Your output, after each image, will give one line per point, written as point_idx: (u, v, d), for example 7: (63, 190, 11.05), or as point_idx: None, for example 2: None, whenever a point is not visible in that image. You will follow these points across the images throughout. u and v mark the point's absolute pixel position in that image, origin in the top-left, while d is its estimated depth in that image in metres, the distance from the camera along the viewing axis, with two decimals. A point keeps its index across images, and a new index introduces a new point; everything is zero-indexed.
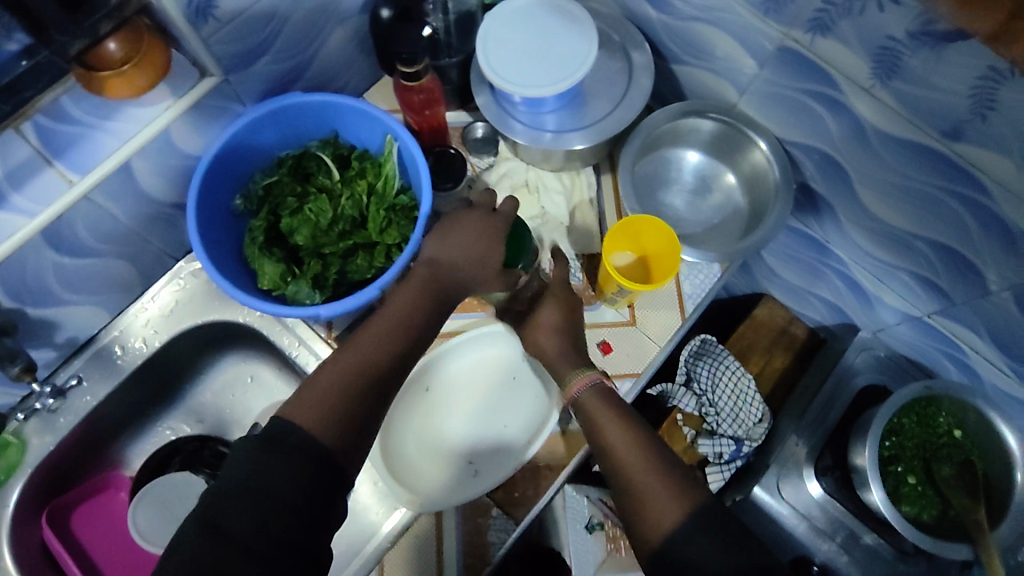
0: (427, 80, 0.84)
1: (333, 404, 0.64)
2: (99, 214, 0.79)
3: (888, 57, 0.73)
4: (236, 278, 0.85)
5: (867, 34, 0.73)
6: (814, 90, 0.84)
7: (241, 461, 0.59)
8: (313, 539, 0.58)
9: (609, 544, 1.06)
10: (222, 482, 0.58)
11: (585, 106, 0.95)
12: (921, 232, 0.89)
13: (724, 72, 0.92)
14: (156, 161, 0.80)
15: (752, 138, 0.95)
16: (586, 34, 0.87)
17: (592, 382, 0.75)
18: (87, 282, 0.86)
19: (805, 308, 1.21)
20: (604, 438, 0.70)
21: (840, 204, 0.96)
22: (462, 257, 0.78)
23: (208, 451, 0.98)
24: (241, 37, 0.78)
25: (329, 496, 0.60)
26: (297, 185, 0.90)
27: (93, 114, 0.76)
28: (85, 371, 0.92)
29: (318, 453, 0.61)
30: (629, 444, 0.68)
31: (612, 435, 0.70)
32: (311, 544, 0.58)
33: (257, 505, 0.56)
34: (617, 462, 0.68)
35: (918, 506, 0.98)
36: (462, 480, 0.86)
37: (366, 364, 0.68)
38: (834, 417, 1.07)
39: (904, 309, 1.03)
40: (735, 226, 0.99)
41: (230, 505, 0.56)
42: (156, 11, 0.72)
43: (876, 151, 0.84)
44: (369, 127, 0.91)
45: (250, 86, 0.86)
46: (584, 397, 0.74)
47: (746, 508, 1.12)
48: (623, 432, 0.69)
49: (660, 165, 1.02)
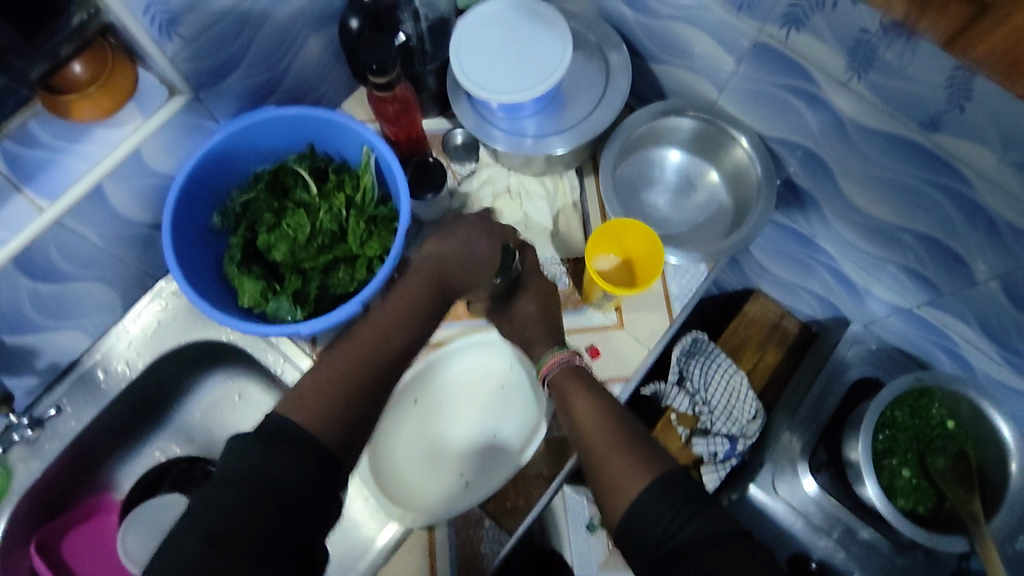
0: (401, 89, 0.83)
1: (336, 403, 0.64)
2: (72, 239, 0.78)
3: (863, 50, 0.72)
4: (215, 297, 0.84)
5: (841, 28, 0.72)
6: (792, 86, 0.83)
7: (241, 454, 0.56)
8: (311, 536, 0.57)
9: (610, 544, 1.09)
10: (221, 476, 0.55)
11: (564, 109, 0.94)
12: (905, 224, 0.88)
13: (702, 69, 0.91)
14: (128, 182, 0.79)
15: (734, 135, 0.94)
16: (560, 37, 0.86)
17: (563, 360, 0.78)
18: (65, 308, 0.85)
19: (796, 302, 1.21)
20: (577, 421, 0.71)
21: (825, 199, 0.96)
22: (452, 253, 0.80)
23: (198, 471, 0.97)
24: (208, 54, 0.76)
25: (329, 491, 0.59)
26: (274, 200, 0.89)
27: (62, 138, 0.75)
28: (68, 398, 0.91)
29: (317, 452, 0.60)
30: (596, 416, 0.70)
31: (581, 409, 0.71)
32: (309, 541, 0.56)
33: (259, 500, 0.54)
34: (585, 433, 0.69)
35: (913, 500, 0.97)
36: (454, 492, 0.85)
37: (365, 361, 0.68)
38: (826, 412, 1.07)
39: (894, 301, 1.02)
40: (720, 225, 0.98)
41: (225, 503, 0.54)
42: (117, 31, 0.71)
43: (856, 144, 0.83)
44: (345, 138, 0.90)
45: (222, 102, 0.85)
46: (556, 374, 0.77)
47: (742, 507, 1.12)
48: (591, 406, 0.71)
49: (645, 165, 1.01)
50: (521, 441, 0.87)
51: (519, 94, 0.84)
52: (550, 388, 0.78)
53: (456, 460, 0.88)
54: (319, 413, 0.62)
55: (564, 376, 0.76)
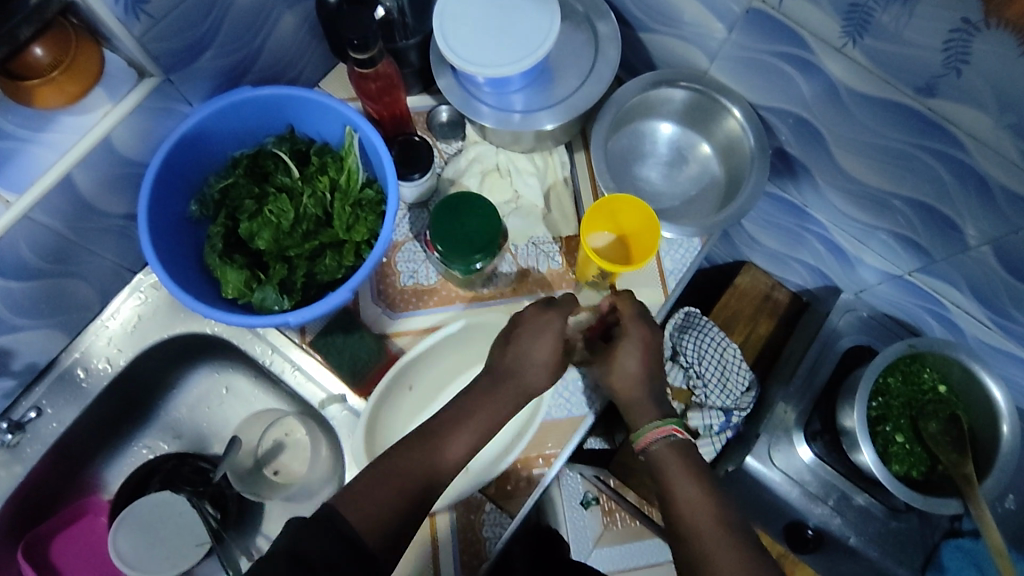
0: (383, 65, 0.80)
1: (383, 501, 0.66)
2: (42, 233, 0.74)
3: (858, 14, 0.70)
4: (198, 288, 0.81)
5: None
6: (785, 53, 0.81)
7: (291, 528, 0.60)
8: None
9: (605, 518, 1.16)
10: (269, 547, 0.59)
11: (552, 82, 0.91)
12: (897, 191, 0.88)
13: (692, 37, 0.89)
14: (99, 170, 0.75)
15: (726, 105, 0.92)
16: (547, 6, 0.82)
17: (668, 435, 0.76)
18: (39, 305, 0.81)
19: (788, 273, 1.21)
20: (677, 504, 0.71)
21: (817, 168, 0.94)
22: (536, 356, 0.75)
23: (188, 468, 0.94)
24: (179, 32, 0.72)
25: None
26: (254, 186, 0.85)
27: (26, 127, 0.71)
28: (49, 398, 0.88)
29: (357, 546, 0.62)
30: (697, 496, 0.71)
31: (681, 490, 0.72)
32: None
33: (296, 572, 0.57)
34: (679, 508, 0.71)
35: (907, 464, 0.98)
36: (454, 477, 0.84)
37: (421, 472, 0.69)
38: (820, 381, 1.07)
39: (885, 268, 1.03)
40: (713, 197, 0.97)
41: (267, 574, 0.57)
42: (78, 10, 0.66)
43: (849, 110, 0.82)
44: (326, 119, 0.86)
45: (195, 84, 0.80)
46: (658, 448, 0.75)
47: (739, 478, 1.12)
48: (694, 486, 0.72)
49: (632, 137, 0.98)
50: (520, 425, 0.85)
51: (503, 68, 0.81)
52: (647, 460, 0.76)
53: None
54: (371, 516, 0.64)
55: (667, 453, 0.75)
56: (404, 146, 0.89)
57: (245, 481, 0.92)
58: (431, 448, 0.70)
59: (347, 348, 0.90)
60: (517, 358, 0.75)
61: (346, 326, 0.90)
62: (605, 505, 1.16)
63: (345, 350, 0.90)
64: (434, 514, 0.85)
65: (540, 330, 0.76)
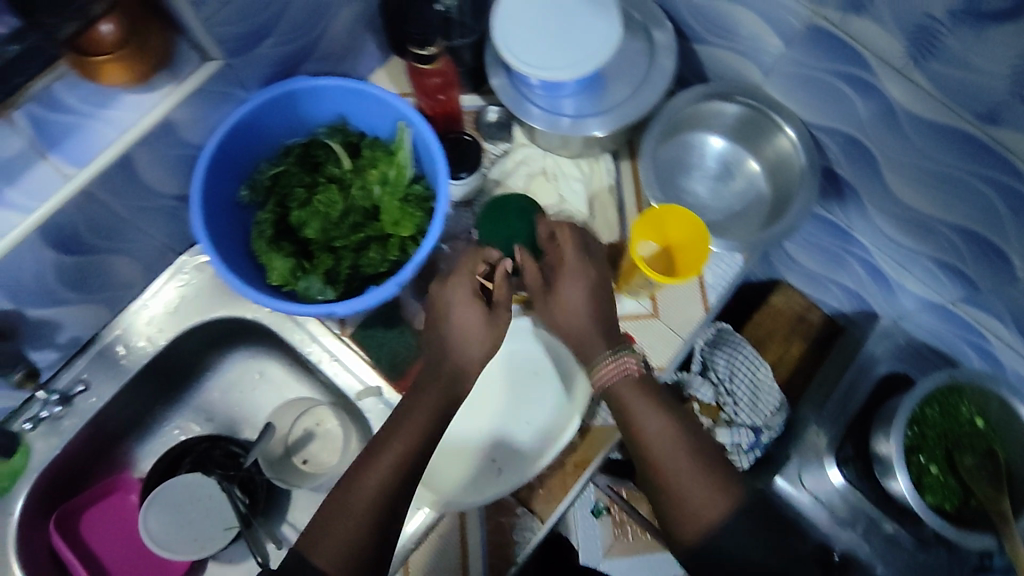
0: (443, 62, 0.81)
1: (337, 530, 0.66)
2: (98, 209, 0.75)
3: (927, 37, 0.69)
4: (244, 272, 0.81)
5: (905, 14, 0.69)
6: (845, 73, 0.80)
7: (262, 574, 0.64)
8: None
9: (616, 529, 1.14)
10: None
11: (604, 89, 0.91)
12: (947, 218, 0.87)
13: (748, 51, 0.89)
14: (156, 151, 0.76)
15: (779, 123, 0.91)
16: (608, 13, 0.82)
17: (622, 371, 0.73)
18: (87, 280, 0.82)
19: (824, 295, 1.20)
20: (644, 440, 0.70)
21: (866, 190, 0.94)
22: (459, 337, 0.75)
23: (219, 451, 0.95)
24: (245, 18, 0.73)
25: None
26: (306, 175, 0.86)
27: (88, 102, 0.71)
28: (89, 372, 0.89)
29: None
30: (664, 429, 0.70)
31: (650, 427, 0.70)
32: None
33: None
34: (652, 466, 0.69)
35: (941, 496, 0.96)
36: (487, 477, 0.84)
37: (374, 489, 0.68)
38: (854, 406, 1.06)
39: (927, 295, 1.01)
40: (758, 214, 0.96)
41: None
42: None
43: (906, 134, 0.81)
44: (380, 113, 0.87)
45: (254, 70, 0.81)
46: (619, 386, 0.72)
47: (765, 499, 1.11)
48: (660, 421, 0.70)
49: (686, 151, 0.98)
50: (556, 429, 0.86)
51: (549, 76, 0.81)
52: (607, 395, 0.74)
53: (488, 445, 0.87)
54: (328, 549, 0.65)
55: (628, 390, 0.72)
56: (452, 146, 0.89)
57: (275, 466, 0.94)
58: (387, 458, 0.70)
59: (386, 342, 0.90)
60: (441, 350, 0.75)
61: (386, 318, 0.90)
62: (616, 516, 1.14)
63: (382, 344, 0.89)
64: (465, 513, 0.85)
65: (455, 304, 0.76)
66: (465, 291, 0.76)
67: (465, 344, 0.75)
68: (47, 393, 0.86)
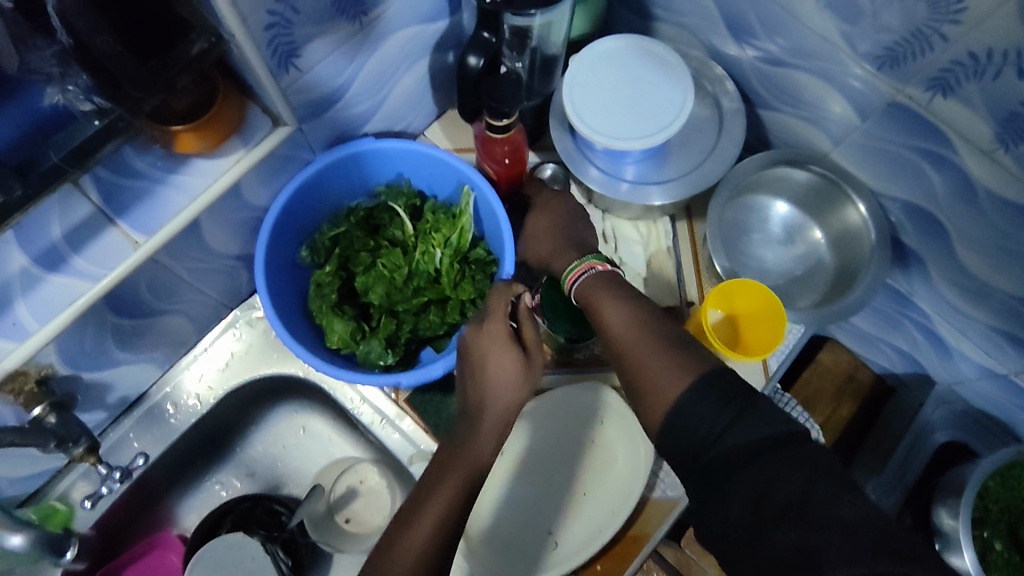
0: (514, 131, 0.80)
1: None
2: (162, 274, 0.73)
3: (1019, 122, 0.68)
4: (303, 336, 0.80)
5: (996, 98, 0.68)
6: (922, 148, 0.79)
7: None
8: None
9: None
10: None
11: (667, 157, 0.90)
12: (1019, 293, 0.85)
13: (817, 119, 0.88)
14: (222, 216, 0.74)
15: (849, 195, 0.90)
16: (679, 84, 0.82)
17: (587, 271, 0.76)
18: (144, 341, 0.80)
19: (874, 355, 1.16)
20: (608, 329, 0.70)
21: (932, 260, 0.91)
22: (495, 378, 0.69)
23: (261, 510, 0.91)
24: (320, 85, 0.72)
25: None
26: (369, 238, 0.84)
27: (158, 168, 0.70)
28: (137, 431, 0.87)
29: None
30: (628, 320, 0.69)
31: (611, 316, 0.70)
32: None
33: None
34: (617, 340, 0.69)
35: (1007, 574, 0.94)
36: (543, 552, 0.81)
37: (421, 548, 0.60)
38: None
39: (987, 364, 0.98)
40: (821, 282, 0.94)
41: None
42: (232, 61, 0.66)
43: (983, 210, 0.79)
44: (443, 175, 0.86)
45: (320, 133, 0.80)
46: (584, 283, 0.75)
47: None
48: (622, 311, 0.70)
49: (751, 215, 0.96)
50: (615, 502, 0.82)
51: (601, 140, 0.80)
52: (578, 297, 0.75)
53: (543, 517, 0.83)
54: None
55: (591, 284, 0.74)
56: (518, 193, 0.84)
57: (320, 526, 0.90)
58: (428, 513, 0.62)
59: (443, 407, 0.88)
60: (475, 396, 0.69)
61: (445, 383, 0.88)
62: None
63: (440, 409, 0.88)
64: None
65: (479, 349, 0.71)
66: (495, 336, 0.71)
67: (497, 408, 0.68)
68: (109, 469, 0.81)
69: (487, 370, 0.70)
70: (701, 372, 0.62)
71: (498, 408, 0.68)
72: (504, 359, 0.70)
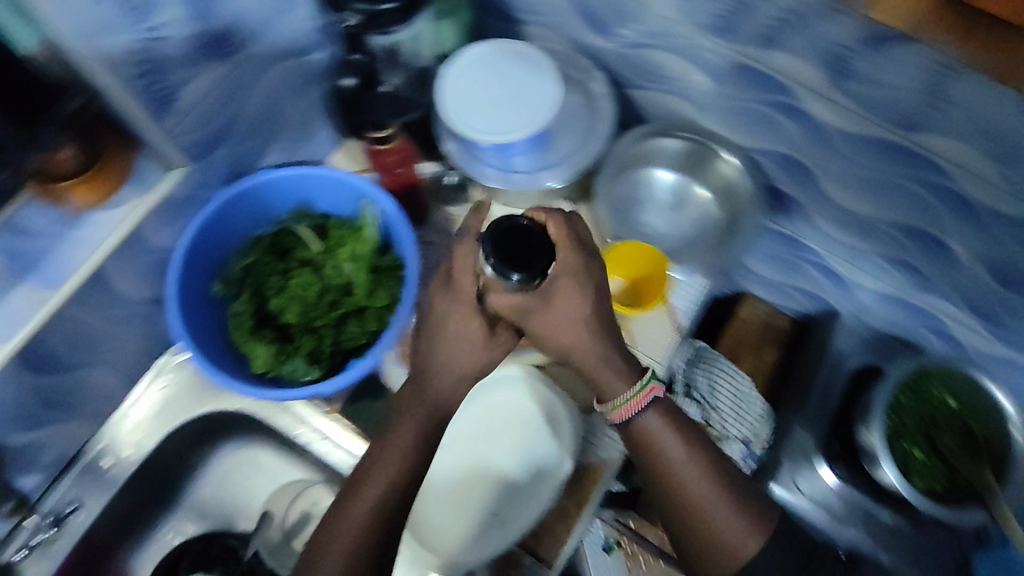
0: (398, 140, 0.88)
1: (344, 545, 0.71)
2: (75, 327, 0.76)
3: (840, 63, 0.75)
4: (228, 366, 0.82)
5: (818, 44, 0.74)
6: (772, 100, 0.87)
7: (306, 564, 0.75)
8: None
9: (628, 562, 1.03)
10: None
11: (553, 143, 0.97)
12: (887, 216, 0.93)
13: (680, 90, 0.95)
14: (127, 262, 0.77)
15: (718, 151, 0.99)
16: (546, 75, 0.89)
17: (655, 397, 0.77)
18: (68, 396, 0.82)
19: (787, 301, 1.25)
20: (670, 466, 0.76)
21: (809, 201, 1.00)
22: (456, 339, 0.77)
23: (216, 547, 0.93)
24: (203, 125, 0.77)
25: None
26: (278, 262, 0.88)
27: (53, 225, 0.73)
28: (76, 490, 0.87)
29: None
30: (683, 457, 0.76)
31: (670, 447, 0.76)
32: None
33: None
34: (671, 471, 0.76)
35: (931, 479, 0.99)
36: (484, 528, 0.86)
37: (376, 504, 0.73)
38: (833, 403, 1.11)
39: (882, 289, 1.07)
40: (712, 237, 1.03)
41: None
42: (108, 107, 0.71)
43: (835, 146, 0.87)
44: (341, 193, 0.90)
45: (215, 171, 0.84)
46: (647, 418, 0.77)
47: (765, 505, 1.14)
48: (681, 447, 0.76)
49: (623, 182, 1.03)
50: (545, 472, 0.87)
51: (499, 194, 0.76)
52: (631, 432, 0.78)
53: (481, 497, 0.88)
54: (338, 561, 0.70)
55: (661, 413, 0.77)
56: (509, 227, 0.71)
57: (275, 553, 0.90)
58: (377, 473, 0.74)
59: (378, 415, 0.91)
60: (424, 360, 0.77)
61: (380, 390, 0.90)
62: (628, 548, 1.03)
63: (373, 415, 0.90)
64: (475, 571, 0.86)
65: (443, 313, 0.77)
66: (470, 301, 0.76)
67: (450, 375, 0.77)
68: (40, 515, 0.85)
69: (449, 337, 0.77)
70: (692, 440, 0.77)
71: (456, 377, 0.77)
72: (471, 321, 0.76)
